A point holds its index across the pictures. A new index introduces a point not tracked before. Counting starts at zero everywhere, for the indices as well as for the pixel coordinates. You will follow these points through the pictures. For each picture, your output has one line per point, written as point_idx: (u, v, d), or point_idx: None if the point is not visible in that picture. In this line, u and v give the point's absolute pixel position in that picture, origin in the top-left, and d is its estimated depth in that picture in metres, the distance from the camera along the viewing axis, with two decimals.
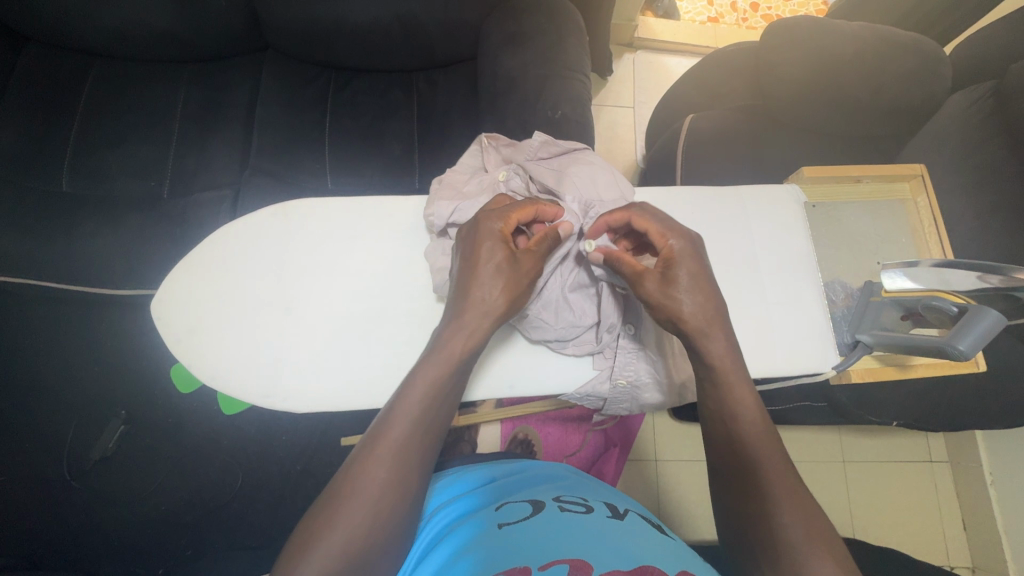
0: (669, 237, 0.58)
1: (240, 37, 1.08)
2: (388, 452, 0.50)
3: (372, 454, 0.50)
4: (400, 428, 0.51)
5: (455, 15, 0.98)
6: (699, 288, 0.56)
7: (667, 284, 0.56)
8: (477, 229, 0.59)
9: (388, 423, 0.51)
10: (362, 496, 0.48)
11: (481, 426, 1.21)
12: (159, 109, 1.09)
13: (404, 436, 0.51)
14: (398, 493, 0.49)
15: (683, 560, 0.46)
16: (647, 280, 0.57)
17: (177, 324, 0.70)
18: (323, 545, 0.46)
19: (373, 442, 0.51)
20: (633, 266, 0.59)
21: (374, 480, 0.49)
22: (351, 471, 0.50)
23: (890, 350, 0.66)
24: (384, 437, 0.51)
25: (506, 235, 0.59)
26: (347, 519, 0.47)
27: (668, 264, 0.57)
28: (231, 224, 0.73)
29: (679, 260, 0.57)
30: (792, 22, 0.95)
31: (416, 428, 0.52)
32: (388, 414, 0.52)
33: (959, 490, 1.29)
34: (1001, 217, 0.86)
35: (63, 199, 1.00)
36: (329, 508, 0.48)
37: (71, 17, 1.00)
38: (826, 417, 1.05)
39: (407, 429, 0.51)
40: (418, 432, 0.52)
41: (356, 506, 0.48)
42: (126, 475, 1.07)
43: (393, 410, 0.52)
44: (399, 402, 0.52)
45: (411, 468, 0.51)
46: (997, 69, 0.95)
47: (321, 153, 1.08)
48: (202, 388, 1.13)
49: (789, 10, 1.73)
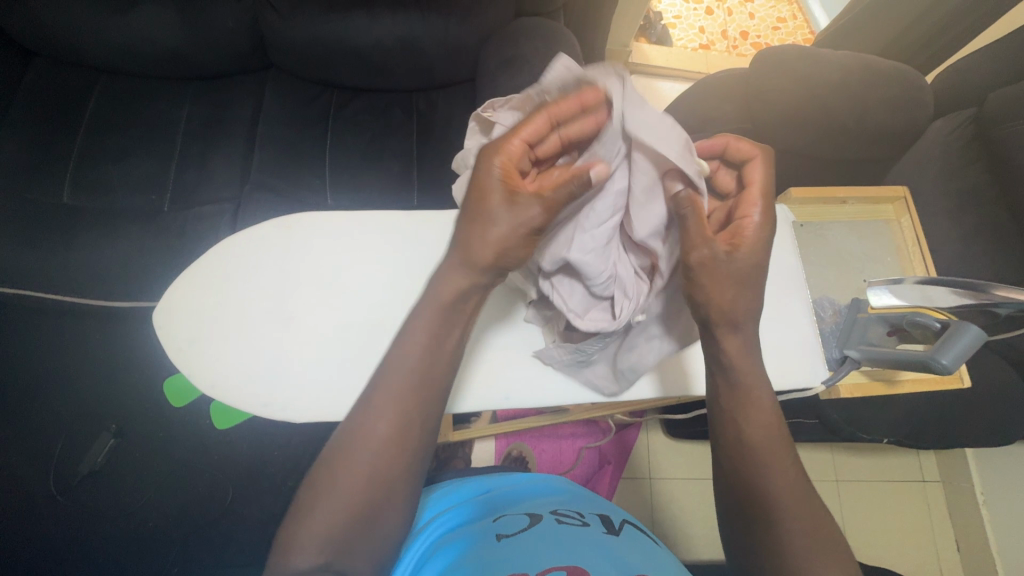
0: (746, 213, 0.54)
1: (245, 57, 1.11)
2: (381, 433, 0.50)
3: (366, 429, 0.51)
4: (395, 410, 0.51)
5: (455, 38, 1.01)
6: (746, 273, 0.53)
7: (733, 254, 0.52)
8: (475, 179, 0.51)
9: (384, 399, 0.51)
10: (355, 473, 0.49)
11: (475, 443, 1.19)
12: (163, 124, 1.11)
13: (401, 417, 0.51)
14: (387, 478, 0.50)
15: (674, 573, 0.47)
16: (711, 245, 0.51)
17: (178, 333, 0.71)
18: (309, 529, 0.48)
19: (354, 433, 0.51)
20: (703, 225, 0.51)
21: (366, 459, 0.50)
22: (335, 460, 0.50)
23: (878, 365, 0.67)
24: (382, 414, 0.51)
25: (510, 182, 0.50)
26: (339, 494, 0.49)
27: (733, 241, 0.53)
28: (236, 235, 0.74)
29: (746, 234, 0.53)
30: (778, 52, 1.00)
31: (414, 407, 0.51)
32: (383, 391, 0.52)
33: (951, 510, 1.29)
34: (984, 239, 0.89)
35: (66, 212, 1.02)
36: (322, 488, 0.50)
37: (82, 37, 1.03)
38: (820, 435, 1.07)
39: (403, 409, 0.51)
40: (401, 424, 0.51)
41: (346, 483, 0.49)
42: (116, 489, 1.08)
43: (370, 401, 0.51)
44: (382, 393, 0.51)
45: (403, 451, 0.51)
46: (977, 97, 0.99)
47: (322, 169, 1.10)
48: (196, 401, 1.14)
49: (777, 39, 1.81)
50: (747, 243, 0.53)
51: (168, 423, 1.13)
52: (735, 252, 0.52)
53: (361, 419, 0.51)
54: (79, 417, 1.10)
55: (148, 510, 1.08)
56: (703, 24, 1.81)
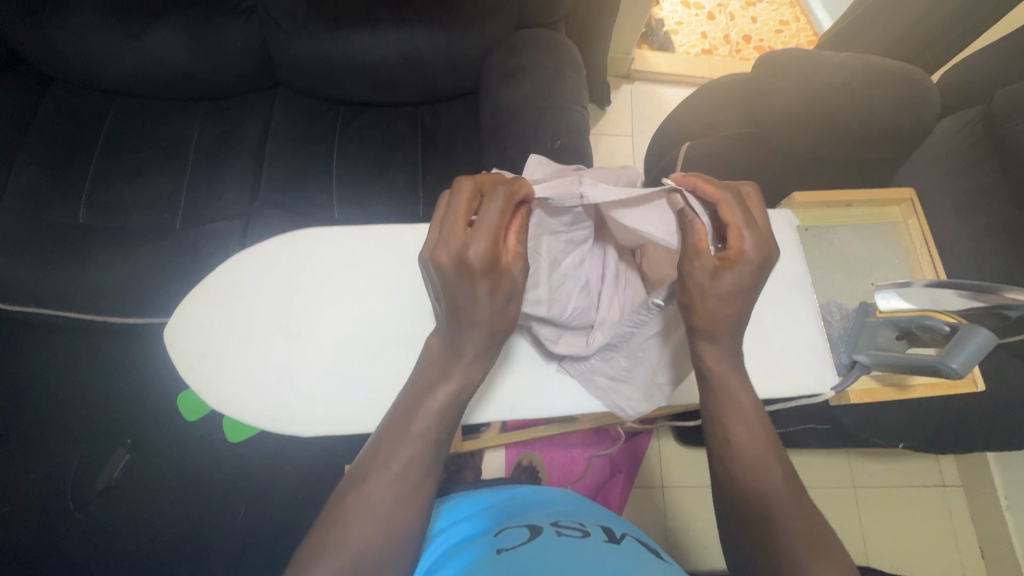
0: (741, 237, 0.51)
1: (254, 76, 1.14)
2: (401, 460, 0.50)
3: (387, 458, 0.51)
4: (416, 437, 0.51)
5: (458, 52, 1.03)
6: (740, 291, 0.51)
7: (714, 277, 0.51)
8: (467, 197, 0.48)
9: (404, 427, 0.52)
10: (375, 503, 0.49)
11: (486, 453, 1.19)
12: (174, 143, 1.14)
13: (422, 444, 0.51)
14: (404, 509, 0.50)
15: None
16: (698, 259, 0.51)
17: (189, 349, 0.72)
18: (330, 550, 0.47)
19: (383, 451, 0.51)
20: (699, 240, 0.52)
21: (386, 486, 0.50)
22: (356, 484, 0.50)
23: (888, 370, 0.66)
24: (402, 440, 0.51)
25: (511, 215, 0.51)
26: (357, 525, 0.48)
27: (727, 262, 0.51)
28: (243, 252, 0.76)
29: (741, 260, 0.50)
30: (781, 55, 1.00)
31: (433, 433, 0.52)
32: (403, 419, 0.52)
33: (974, 515, 1.26)
34: (996, 238, 0.88)
35: (81, 232, 1.04)
36: (341, 518, 0.49)
37: (96, 61, 1.06)
38: (834, 441, 1.05)
39: (422, 438, 0.51)
40: (429, 447, 0.52)
41: (365, 513, 0.49)
42: (131, 503, 1.10)
43: (397, 424, 0.52)
44: (414, 418, 0.52)
45: (421, 481, 0.51)
46: (985, 95, 0.98)
47: (329, 183, 1.11)
48: (209, 415, 1.15)
49: (781, 42, 1.81)
50: (740, 262, 0.51)
51: (182, 437, 1.14)
52: (721, 275, 0.51)
53: (383, 446, 0.51)
54: (96, 432, 1.13)
55: (164, 523, 1.10)
56: (705, 29, 1.81)
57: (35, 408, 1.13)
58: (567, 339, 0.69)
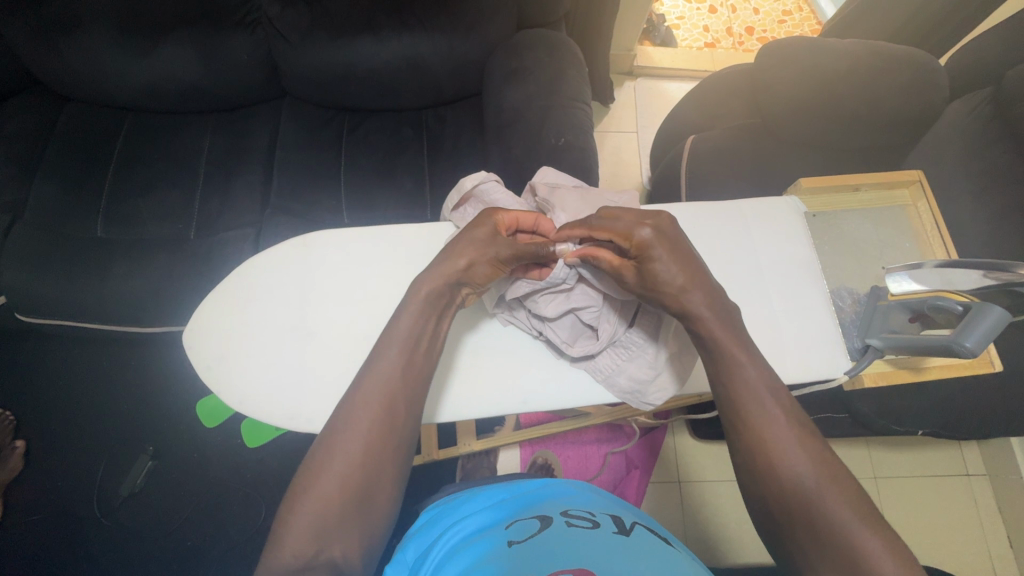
0: (636, 230, 0.57)
1: (261, 87, 1.16)
2: (372, 416, 0.53)
3: (359, 420, 0.53)
4: (385, 395, 0.54)
5: (460, 55, 1.04)
6: (677, 270, 0.56)
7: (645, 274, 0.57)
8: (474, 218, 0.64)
9: (370, 383, 0.54)
10: (345, 465, 0.50)
11: (501, 452, 1.18)
12: (185, 156, 1.16)
13: (388, 398, 0.54)
14: (374, 467, 0.51)
15: (678, 568, 0.47)
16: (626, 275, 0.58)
17: (207, 352, 0.73)
18: (299, 523, 0.48)
19: (353, 413, 0.53)
20: (611, 262, 0.59)
21: (357, 445, 0.51)
22: (326, 447, 0.52)
23: (902, 353, 0.65)
24: (370, 397, 0.54)
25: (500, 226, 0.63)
26: (329, 489, 0.49)
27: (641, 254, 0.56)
28: (256, 257, 0.77)
29: (650, 249, 0.56)
30: (783, 44, 1.00)
31: (398, 389, 0.54)
32: (367, 380, 0.55)
33: (1001, 504, 1.24)
34: (1012, 219, 0.87)
35: (99, 245, 1.07)
36: (311, 484, 0.50)
37: (108, 80, 1.09)
38: (850, 429, 1.04)
39: (387, 394, 0.54)
40: (398, 405, 0.54)
41: (333, 475, 0.50)
42: (155, 508, 1.13)
43: (376, 404, 0.54)
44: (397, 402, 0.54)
45: (395, 439, 0.53)
46: (996, 75, 0.96)
47: (338, 188, 1.13)
48: (229, 422, 1.18)
49: (785, 32, 1.81)
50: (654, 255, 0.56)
51: (204, 442, 1.18)
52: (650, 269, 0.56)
53: (351, 407, 0.53)
54: (122, 440, 1.17)
55: (188, 528, 1.13)
56: (707, 23, 1.81)
57: (64, 418, 1.18)
58: (583, 342, 0.69)
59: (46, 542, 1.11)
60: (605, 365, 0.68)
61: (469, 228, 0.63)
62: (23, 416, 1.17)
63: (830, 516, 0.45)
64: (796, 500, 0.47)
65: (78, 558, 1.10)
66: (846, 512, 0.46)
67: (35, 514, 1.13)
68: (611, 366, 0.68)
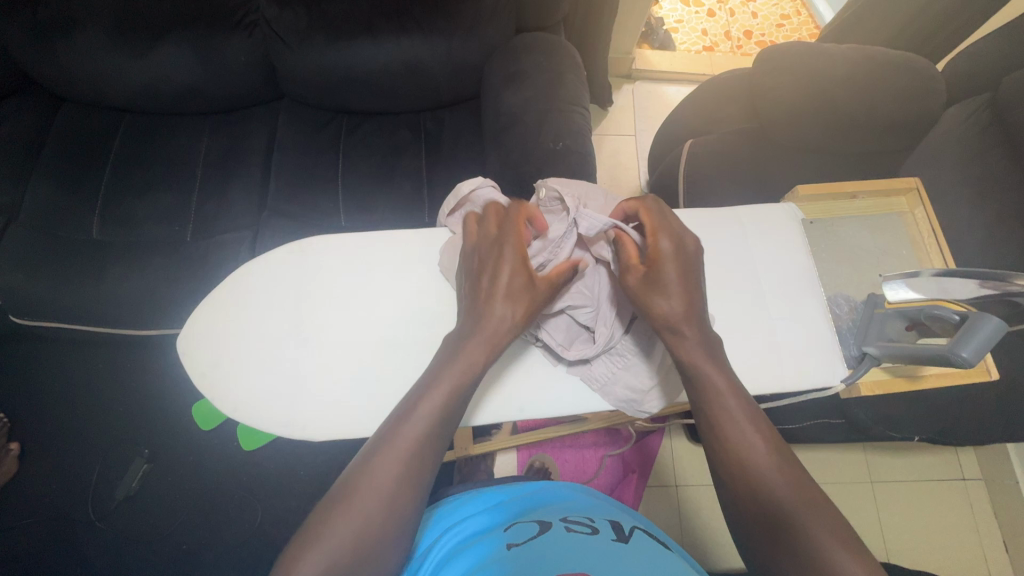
0: (657, 236, 0.58)
1: (259, 89, 1.16)
2: (408, 441, 0.52)
3: (393, 441, 0.52)
4: (423, 421, 0.53)
5: (458, 58, 1.04)
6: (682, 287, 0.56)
7: (651, 284, 0.57)
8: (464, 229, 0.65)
9: (411, 408, 0.54)
10: (376, 487, 0.49)
11: (498, 456, 1.16)
12: (182, 157, 1.16)
13: (427, 424, 0.53)
14: (403, 493, 0.50)
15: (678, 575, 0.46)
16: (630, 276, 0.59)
17: (201, 357, 0.73)
18: (323, 547, 0.46)
19: (389, 437, 0.52)
20: (627, 258, 0.59)
21: (391, 468, 0.51)
22: (358, 469, 0.51)
23: (898, 362, 0.65)
24: (410, 420, 0.53)
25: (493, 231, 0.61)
26: (359, 514, 0.48)
27: (655, 263, 0.57)
28: (252, 261, 0.77)
29: (663, 260, 0.57)
30: (782, 49, 1.00)
31: (440, 416, 0.54)
32: (409, 405, 0.55)
33: (996, 510, 1.24)
34: (1008, 225, 0.87)
35: (95, 247, 1.06)
36: (341, 507, 0.49)
37: (105, 81, 1.09)
38: (847, 435, 1.04)
39: (428, 420, 0.53)
40: (435, 431, 0.53)
41: (364, 498, 0.49)
42: (150, 511, 1.13)
43: (404, 423, 0.53)
44: (397, 408, 0.53)
45: (427, 464, 0.52)
46: (993, 81, 0.96)
47: (336, 191, 1.13)
48: (224, 425, 1.18)
49: (783, 36, 1.81)
50: (666, 265, 0.57)
51: (199, 445, 1.17)
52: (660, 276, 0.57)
53: (389, 431, 0.53)
54: (117, 443, 1.17)
55: (183, 532, 1.12)
56: (705, 26, 1.81)
57: (58, 421, 1.17)
58: (578, 344, 0.69)
59: (40, 546, 1.10)
60: (602, 371, 0.68)
61: (463, 245, 0.64)
62: (18, 418, 1.17)
63: (827, 525, 0.45)
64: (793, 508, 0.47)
65: (71, 561, 1.10)
66: (842, 521, 0.46)
67: (28, 517, 1.12)
68: (608, 373, 0.68)
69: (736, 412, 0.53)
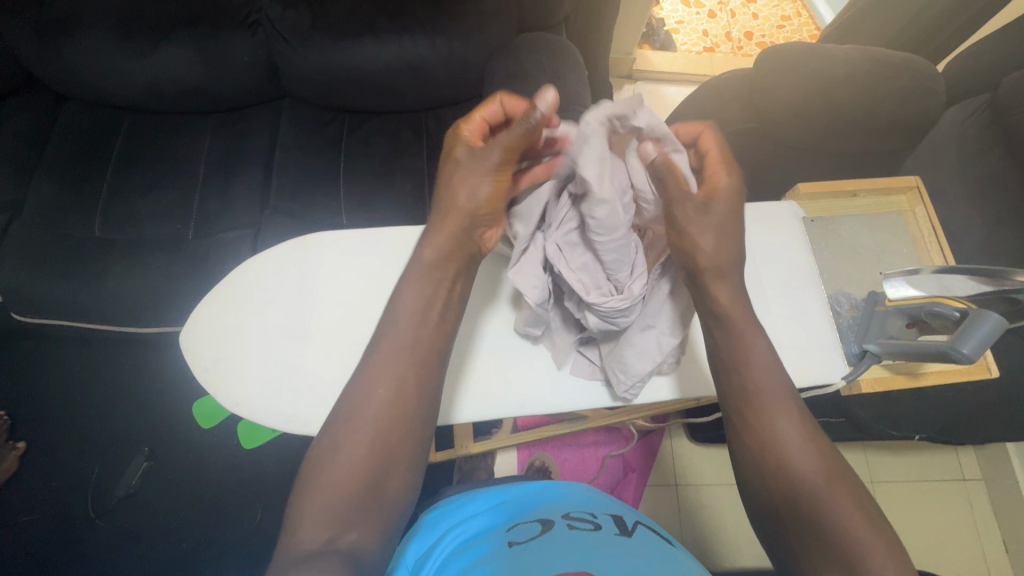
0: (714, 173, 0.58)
1: (261, 87, 1.16)
2: (381, 396, 0.53)
3: (367, 396, 0.53)
4: (392, 373, 0.53)
5: (460, 57, 1.04)
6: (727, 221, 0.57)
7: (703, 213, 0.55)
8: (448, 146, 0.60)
9: (378, 362, 0.54)
10: (356, 443, 0.51)
11: (498, 454, 1.18)
12: (184, 155, 1.16)
13: (395, 376, 0.53)
14: (385, 446, 0.51)
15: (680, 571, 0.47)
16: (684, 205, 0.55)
17: (203, 353, 0.73)
18: (311, 503, 0.49)
19: (363, 394, 0.53)
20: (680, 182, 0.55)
21: (368, 426, 0.52)
22: (336, 429, 0.52)
23: (898, 359, 0.65)
24: (378, 373, 0.53)
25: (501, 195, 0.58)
26: (339, 470, 0.50)
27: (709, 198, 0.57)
28: (254, 257, 0.77)
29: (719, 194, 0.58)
30: (783, 49, 0.99)
31: (406, 366, 0.54)
32: (376, 357, 0.55)
33: (996, 509, 1.24)
34: (1009, 225, 0.87)
35: (97, 245, 1.07)
36: (323, 467, 0.51)
37: (108, 79, 1.09)
38: (847, 434, 1.04)
39: (395, 373, 0.54)
40: (404, 380, 0.53)
41: (343, 454, 0.51)
42: (151, 509, 1.13)
43: (375, 378, 0.53)
44: (400, 405, 0.53)
45: (405, 416, 0.53)
46: (994, 81, 0.97)
47: (338, 190, 1.13)
48: (225, 423, 1.18)
49: (784, 37, 1.82)
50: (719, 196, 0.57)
51: (200, 443, 1.17)
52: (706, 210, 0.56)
53: (359, 387, 0.53)
54: (119, 440, 1.17)
55: (183, 530, 1.12)
56: (706, 27, 1.82)
57: (58, 419, 1.17)
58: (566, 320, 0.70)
59: (40, 543, 1.10)
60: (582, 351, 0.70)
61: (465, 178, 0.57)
62: (19, 415, 1.17)
63: (827, 521, 0.46)
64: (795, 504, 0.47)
65: (72, 559, 1.10)
66: (842, 517, 0.46)
67: (29, 514, 1.12)
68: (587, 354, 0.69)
69: (737, 409, 0.53)
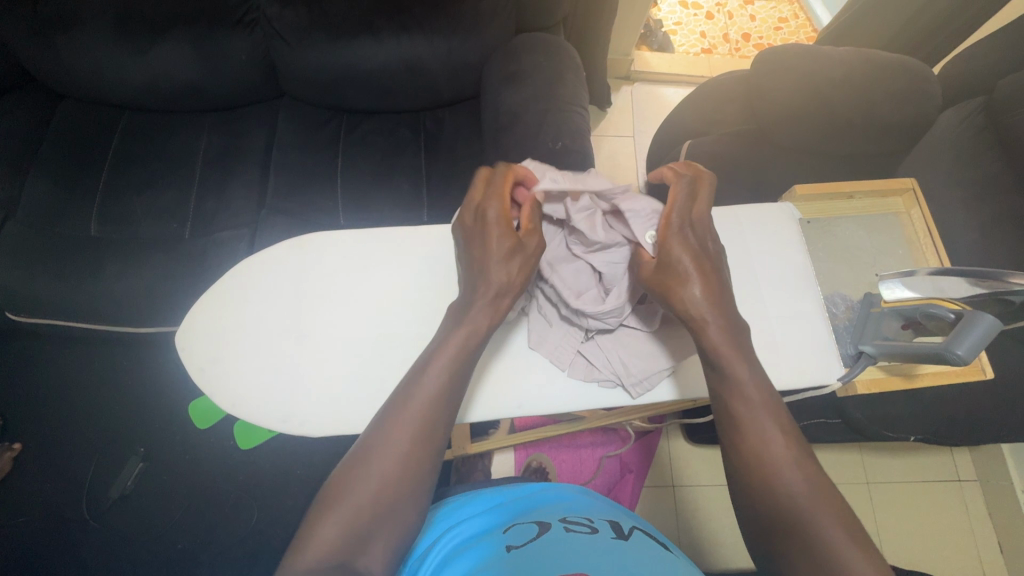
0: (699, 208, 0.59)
1: (259, 86, 1.16)
2: (413, 420, 0.53)
3: (400, 416, 0.53)
4: (426, 398, 0.54)
5: (458, 57, 1.04)
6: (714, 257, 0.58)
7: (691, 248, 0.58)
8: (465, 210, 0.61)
9: (414, 384, 0.55)
10: (382, 463, 0.51)
11: (494, 455, 1.19)
12: (180, 154, 1.16)
13: (429, 401, 0.54)
14: (411, 470, 0.52)
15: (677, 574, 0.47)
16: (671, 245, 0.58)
17: (200, 353, 0.73)
18: (332, 518, 0.48)
19: (396, 416, 0.53)
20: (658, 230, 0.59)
21: (396, 447, 0.52)
22: (364, 448, 0.52)
23: (893, 360, 0.66)
24: (413, 398, 0.54)
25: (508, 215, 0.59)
26: (363, 489, 0.50)
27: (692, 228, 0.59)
28: (251, 257, 0.77)
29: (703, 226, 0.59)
30: (780, 51, 1.00)
31: (441, 392, 0.55)
32: (412, 381, 0.55)
33: (991, 510, 1.25)
34: (1004, 227, 0.87)
35: (92, 244, 1.06)
36: (347, 484, 0.50)
37: (105, 77, 1.09)
38: (842, 435, 1.05)
39: (429, 399, 0.54)
40: (437, 407, 0.54)
41: (368, 473, 0.51)
42: (145, 509, 1.12)
43: (409, 402, 0.54)
44: (401, 412, 0.53)
45: (432, 441, 0.53)
46: (989, 84, 0.97)
47: (335, 189, 1.13)
48: (221, 423, 1.18)
49: (781, 39, 1.82)
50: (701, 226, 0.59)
51: (195, 444, 1.17)
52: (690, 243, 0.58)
53: (393, 409, 0.54)
54: (114, 440, 1.16)
55: (178, 530, 1.12)
56: (704, 29, 1.82)
57: (53, 418, 1.17)
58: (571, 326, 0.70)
59: (34, 544, 1.10)
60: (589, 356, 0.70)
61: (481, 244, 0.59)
62: (13, 415, 1.16)
63: (820, 521, 0.46)
64: (787, 503, 0.47)
65: (66, 560, 1.09)
66: (836, 517, 0.46)
67: (23, 514, 1.12)
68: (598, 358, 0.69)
69: (732, 410, 0.54)
